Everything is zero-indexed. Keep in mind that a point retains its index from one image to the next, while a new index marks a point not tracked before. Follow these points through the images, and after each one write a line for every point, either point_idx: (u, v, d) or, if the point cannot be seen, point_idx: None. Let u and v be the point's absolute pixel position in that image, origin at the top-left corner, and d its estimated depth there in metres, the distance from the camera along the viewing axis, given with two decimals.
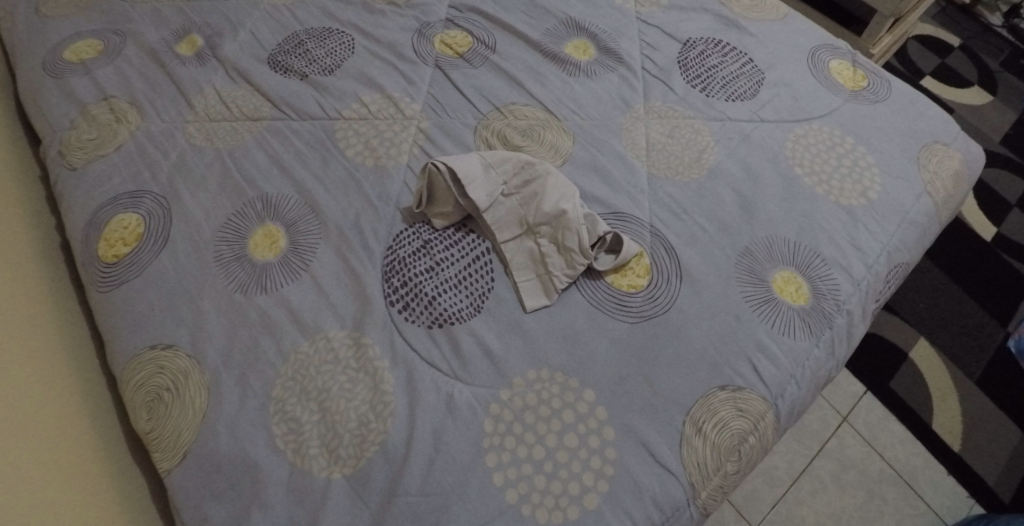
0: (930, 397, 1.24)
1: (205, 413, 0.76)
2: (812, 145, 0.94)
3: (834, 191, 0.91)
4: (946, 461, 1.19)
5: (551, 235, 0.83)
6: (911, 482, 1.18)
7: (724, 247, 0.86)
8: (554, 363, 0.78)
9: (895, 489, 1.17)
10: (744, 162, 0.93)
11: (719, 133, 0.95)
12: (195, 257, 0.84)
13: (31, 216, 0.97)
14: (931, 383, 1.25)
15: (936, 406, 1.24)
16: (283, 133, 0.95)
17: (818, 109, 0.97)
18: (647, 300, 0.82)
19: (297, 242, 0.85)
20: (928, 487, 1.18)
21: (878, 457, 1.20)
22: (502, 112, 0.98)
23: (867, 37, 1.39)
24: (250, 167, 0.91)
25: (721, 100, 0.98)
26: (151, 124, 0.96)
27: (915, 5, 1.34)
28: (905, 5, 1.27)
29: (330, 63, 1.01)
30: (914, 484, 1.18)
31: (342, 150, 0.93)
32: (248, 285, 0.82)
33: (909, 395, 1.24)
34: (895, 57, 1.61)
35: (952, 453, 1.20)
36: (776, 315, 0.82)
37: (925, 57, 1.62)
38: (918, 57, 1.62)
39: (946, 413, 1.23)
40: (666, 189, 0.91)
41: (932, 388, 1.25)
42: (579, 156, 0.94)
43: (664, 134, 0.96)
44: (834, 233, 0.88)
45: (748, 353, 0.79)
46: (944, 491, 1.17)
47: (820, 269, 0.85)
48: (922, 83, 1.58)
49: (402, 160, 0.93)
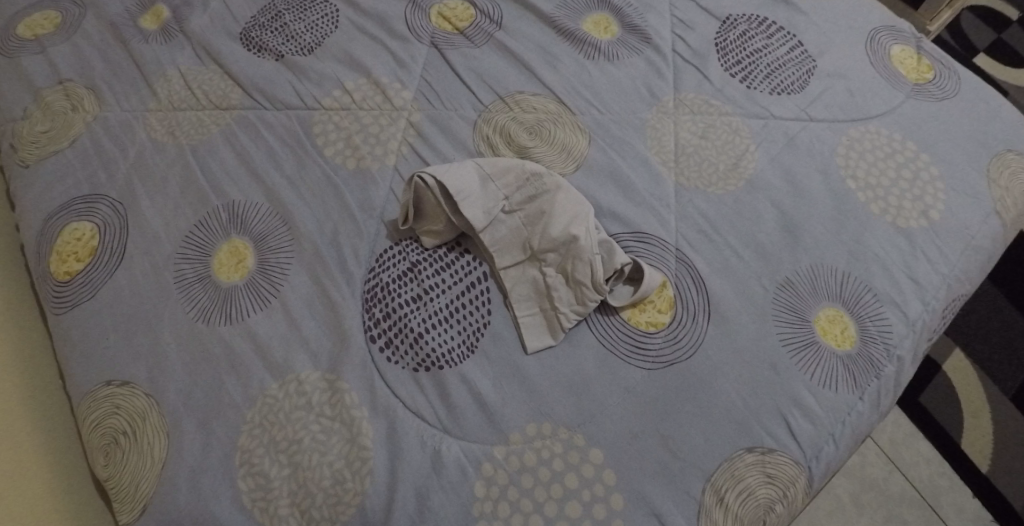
0: (959, 412, 1.13)
1: (164, 463, 0.67)
2: (869, 151, 0.80)
3: (891, 210, 0.77)
4: (972, 483, 1.08)
5: (558, 265, 0.72)
6: (935, 505, 1.07)
7: (761, 278, 0.75)
8: (558, 417, 0.68)
9: (917, 513, 1.06)
10: (788, 170, 0.80)
11: (760, 134, 0.82)
12: (152, 276, 0.74)
13: None
14: (964, 399, 1.13)
15: (966, 423, 1.12)
16: (255, 125, 0.82)
17: (877, 106, 0.83)
18: (668, 342, 0.72)
19: (267, 262, 0.74)
20: (954, 511, 1.06)
21: (901, 476, 1.09)
22: (507, 102, 0.85)
23: (924, 12, 1.22)
24: (217, 168, 0.79)
25: (764, 93, 0.84)
26: (109, 113, 0.84)
27: None
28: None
29: (311, 40, 0.88)
30: (939, 510, 1.07)
31: (321, 148, 0.81)
32: (210, 313, 0.72)
33: (939, 411, 1.13)
34: (947, 30, 1.43)
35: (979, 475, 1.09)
36: (818, 363, 0.72)
37: (980, 30, 1.43)
38: (972, 30, 1.43)
39: (976, 432, 1.11)
40: (696, 203, 0.79)
41: (964, 404, 1.13)
42: (595, 160, 0.82)
43: (696, 134, 0.83)
44: (887, 261, 0.76)
45: (781, 410, 0.70)
46: (969, 516, 1.06)
47: (870, 307, 0.74)
48: (975, 60, 1.40)
49: (389, 162, 0.80)
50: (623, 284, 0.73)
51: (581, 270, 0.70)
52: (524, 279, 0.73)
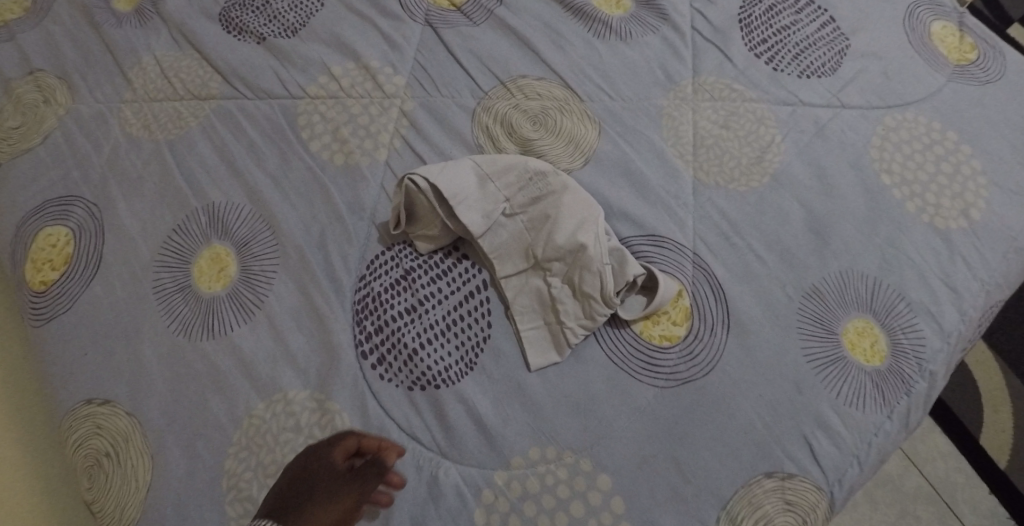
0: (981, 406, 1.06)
1: (149, 487, 0.63)
2: (906, 143, 0.73)
3: (929, 209, 0.71)
4: (990, 480, 1.02)
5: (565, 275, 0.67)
6: (951, 503, 1.01)
7: (786, 286, 0.69)
8: (563, 440, 0.64)
9: (932, 510, 1.01)
10: (817, 164, 0.73)
11: (787, 123, 0.75)
12: (132, 286, 0.69)
13: None
14: (985, 393, 1.06)
15: (986, 418, 1.05)
16: (236, 117, 0.76)
17: (916, 91, 0.75)
18: (683, 357, 0.67)
19: (250, 270, 0.69)
20: (969, 508, 1.01)
21: (917, 472, 1.03)
22: (509, 88, 0.78)
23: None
24: (196, 165, 0.73)
25: (791, 76, 0.76)
26: (82, 106, 0.78)
27: None
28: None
29: (295, 21, 0.81)
30: (954, 506, 1.01)
31: (307, 143, 0.75)
32: (192, 326, 0.67)
33: (959, 405, 1.06)
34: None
35: (997, 472, 1.02)
36: (844, 380, 0.67)
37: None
38: None
39: (995, 427, 1.05)
40: (715, 201, 0.72)
41: (985, 398, 1.06)
42: (606, 153, 0.75)
43: (717, 122, 0.76)
44: (923, 267, 0.70)
45: (804, 432, 0.65)
46: (985, 513, 1.01)
47: (902, 318, 0.69)
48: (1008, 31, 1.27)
49: (380, 157, 0.74)
50: (636, 295, 0.68)
51: (588, 282, 0.65)
52: (526, 290, 0.68)
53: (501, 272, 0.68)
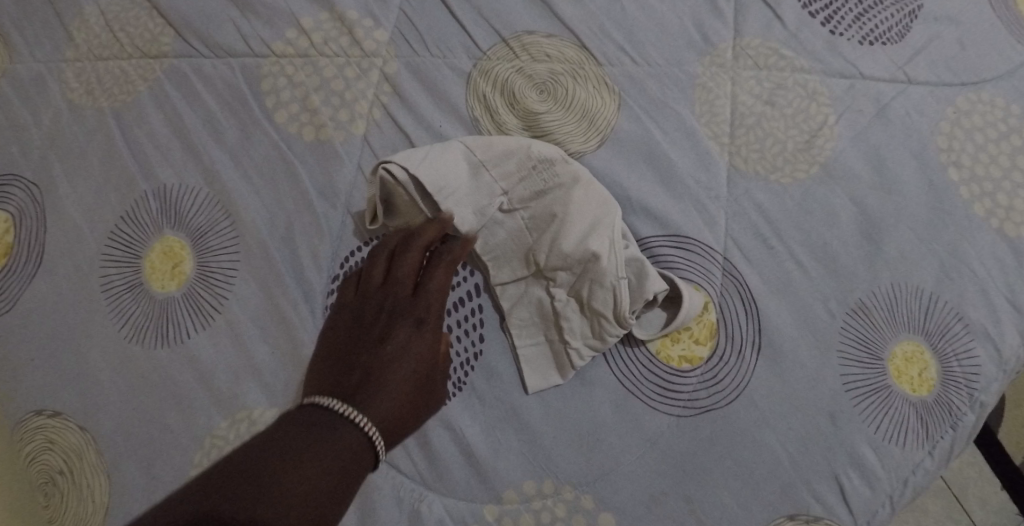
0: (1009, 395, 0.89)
1: (107, 509, 0.56)
2: (979, 130, 0.62)
3: (999, 211, 0.60)
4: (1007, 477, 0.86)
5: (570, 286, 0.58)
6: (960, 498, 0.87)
7: (828, 301, 0.60)
8: (562, 472, 0.57)
9: (940, 505, 0.87)
10: (875, 153, 0.62)
11: (842, 101, 0.63)
12: (77, 283, 0.60)
13: None
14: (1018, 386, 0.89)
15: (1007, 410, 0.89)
16: (190, 79, 0.64)
17: (996, 67, 0.63)
18: (705, 382, 0.58)
19: (207, 266, 0.59)
20: (980, 504, 0.86)
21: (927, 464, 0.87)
22: (513, 46, 0.65)
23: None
24: (146, 140, 0.63)
25: (852, 42, 0.64)
26: (19, 66, 0.67)
27: None
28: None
29: None
30: (963, 500, 0.87)
31: (272, 113, 0.63)
32: (144, 331, 0.59)
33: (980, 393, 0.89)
34: None
35: None
36: (886, 412, 0.58)
37: None
38: None
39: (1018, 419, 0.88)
40: (753, 194, 0.62)
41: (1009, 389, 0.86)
42: (624, 131, 0.64)
43: (758, 96, 0.63)
44: (987, 282, 0.60)
45: (834, 470, 0.58)
46: (997, 508, 0.86)
47: (957, 341, 0.59)
48: None
49: (357, 131, 0.63)
50: (655, 310, 0.60)
51: (597, 297, 0.57)
52: (526, 299, 0.59)
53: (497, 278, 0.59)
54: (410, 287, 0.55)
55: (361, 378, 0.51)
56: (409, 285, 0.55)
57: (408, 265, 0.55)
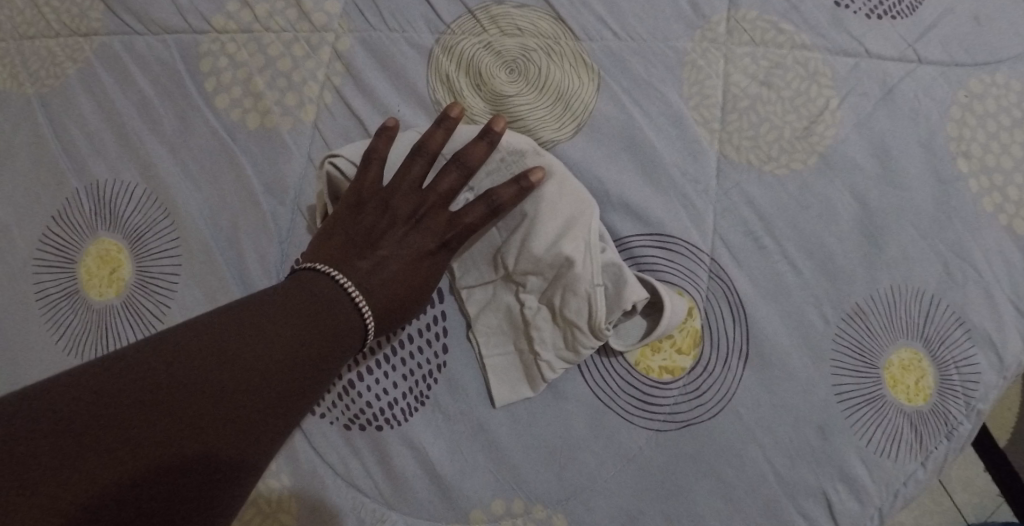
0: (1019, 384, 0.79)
1: None
2: (992, 116, 0.56)
3: (1010, 207, 0.55)
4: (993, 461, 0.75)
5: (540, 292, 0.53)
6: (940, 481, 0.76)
7: (822, 305, 0.55)
8: (531, 491, 0.53)
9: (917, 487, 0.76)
10: (879, 140, 0.56)
11: (845, 82, 0.57)
12: (11, 290, 0.56)
13: None
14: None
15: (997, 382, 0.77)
16: (124, 60, 0.58)
17: (1014, 45, 0.57)
18: (686, 394, 0.54)
19: (147, 271, 0.55)
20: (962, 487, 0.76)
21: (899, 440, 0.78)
22: (481, 19, 0.58)
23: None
24: (78, 130, 0.57)
25: (858, 16, 0.57)
26: None
27: None
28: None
29: None
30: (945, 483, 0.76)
31: (213, 98, 0.57)
32: (82, 343, 0.54)
33: None
34: None
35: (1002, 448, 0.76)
36: (879, 425, 0.54)
37: None
38: None
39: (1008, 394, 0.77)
40: (743, 187, 0.56)
41: None
42: (604, 116, 0.58)
43: (752, 76, 0.57)
44: (993, 284, 0.55)
45: (822, 486, 0.54)
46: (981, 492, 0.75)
47: (959, 347, 0.55)
48: None
49: (308, 118, 0.57)
50: (636, 317, 0.55)
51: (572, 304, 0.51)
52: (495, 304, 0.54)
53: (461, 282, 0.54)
54: (444, 190, 0.51)
55: (373, 269, 0.49)
56: (446, 191, 0.51)
57: (452, 176, 0.51)
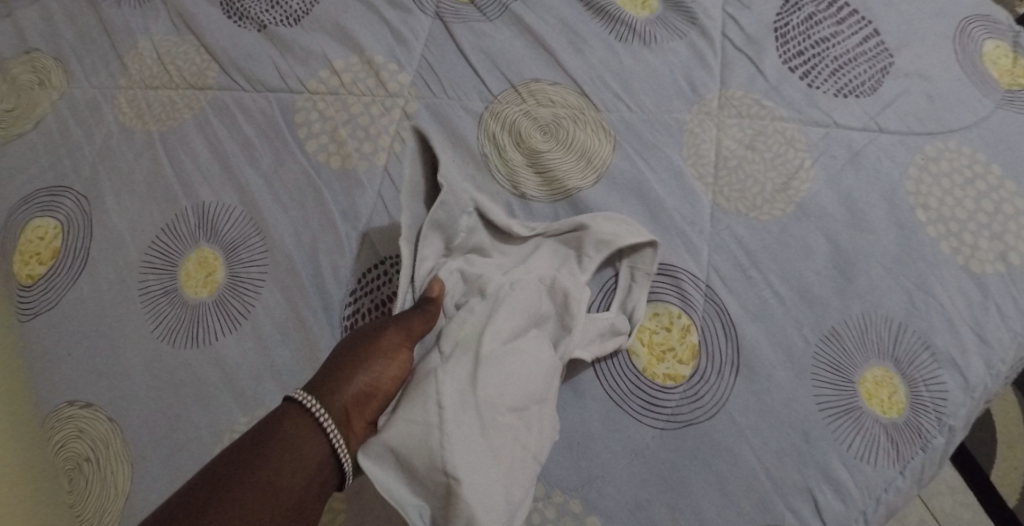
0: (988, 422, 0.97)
1: (127, 495, 0.59)
2: (946, 175, 0.68)
3: (965, 250, 0.66)
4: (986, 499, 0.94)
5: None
6: None
7: (803, 328, 0.65)
8: (553, 478, 0.61)
9: None
10: (847, 196, 0.68)
11: (818, 146, 0.70)
12: (117, 287, 0.65)
13: None
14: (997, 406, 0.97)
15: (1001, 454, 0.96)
16: (233, 110, 0.71)
17: (960, 118, 0.69)
18: (688, 399, 0.63)
19: (238, 275, 0.65)
20: None
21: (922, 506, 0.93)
22: (521, 92, 0.73)
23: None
24: (189, 161, 0.69)
25: (827, 94, 0.71)
26: (77, 89, 0.72)
27: None
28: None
29: (298, 7, 0.75)
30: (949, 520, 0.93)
31: (302, 142, 0.70)
32: (176, 333, 0.63)
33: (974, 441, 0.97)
34: None
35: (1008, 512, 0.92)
36: (857, 432, 0.62)
37: None
38: None
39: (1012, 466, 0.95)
40: (733, 229, 0.68)
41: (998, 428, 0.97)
42: (619, 170, 0.71)
43: (742, 142, 0.71)
44: (951, 312, 0.65)
45: (807, 484, 0.61)
46: None
47: (925, 368, 0.64)
48: None
49: (379, 162, 0.70)
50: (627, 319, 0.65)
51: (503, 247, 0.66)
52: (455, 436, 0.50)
53: (445, 418, 0.51)
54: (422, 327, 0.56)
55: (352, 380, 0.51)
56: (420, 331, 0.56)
57: (417, 321, 0.56)
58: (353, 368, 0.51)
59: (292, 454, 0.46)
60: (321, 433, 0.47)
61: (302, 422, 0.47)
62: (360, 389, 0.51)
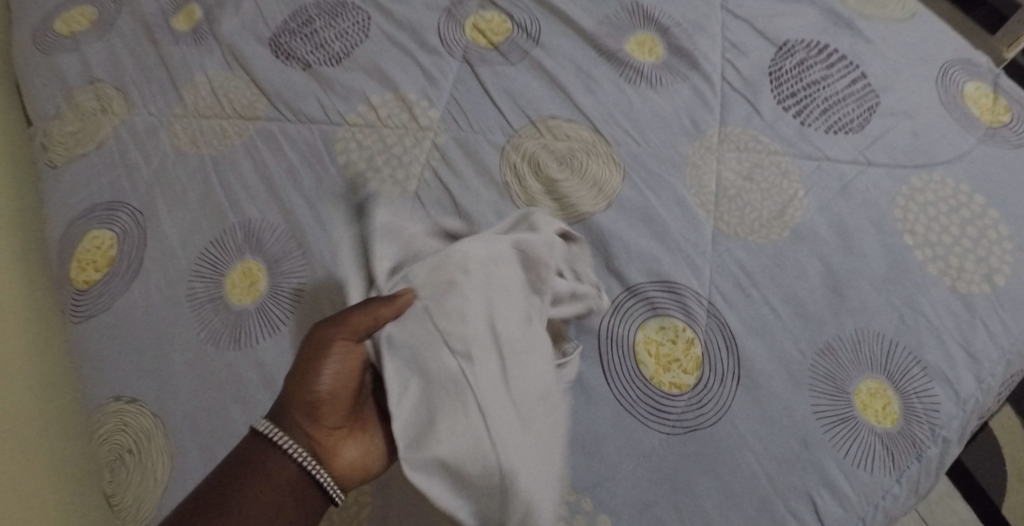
0: (999, 455, 1.03)
1: (165, 485, 0.64)
2: (932, 204, 0.73)
3: (952, 271, 0.71)
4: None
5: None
6: None
7: (798, 342, 0.69)
8: (565, 478, 0.65)
9: None
10: (838, 222, 0.74)
11: (811, 178, 0.76)
12: (166, 295, 0.72)
13: None
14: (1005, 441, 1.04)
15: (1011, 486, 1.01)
16: (277, 138, 0.79)
17: (944, 153, 0.76)
18: (692, 406, 0.67)
19: (279, 285, 0.70)
20: None
21: None
22: (539, 127, 0.80)
23: (1002, 37, 1.14)
24: (236, 182, 0.76)
25: (819, 131, 0.78)
26: (136, 117, 0.82)
27: None
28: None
29: (339, 49, 0.84)
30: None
31: (338, 167, 0.77)
32: (221, 336, 0.69)
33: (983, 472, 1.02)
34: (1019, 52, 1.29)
35: None
36: (854, 440, 0.66)
37: None
38: None
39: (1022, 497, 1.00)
40: (734, 251, 0.74)
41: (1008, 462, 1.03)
42: (627, 198, 0.77)
43: (741, 174, 0.77)
44: (941, 329, 0.69)
45: (807, 489, 0.64)
46: None
47: (917, 381, 0.68)
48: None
49: (411, 188, 0.76)
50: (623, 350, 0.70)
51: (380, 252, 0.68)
52: (480, 449, 0.58)
53: (495, 437, 0.58)
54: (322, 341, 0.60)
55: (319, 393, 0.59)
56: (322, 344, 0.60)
57: (359, 318, 0.60)
58: (316, 379, 0.59)
59: (282, 472, 0.57)
60: (287, 456, 0.57)
61: (273, 451, 0.57)
62: (333, 394, 0.60)
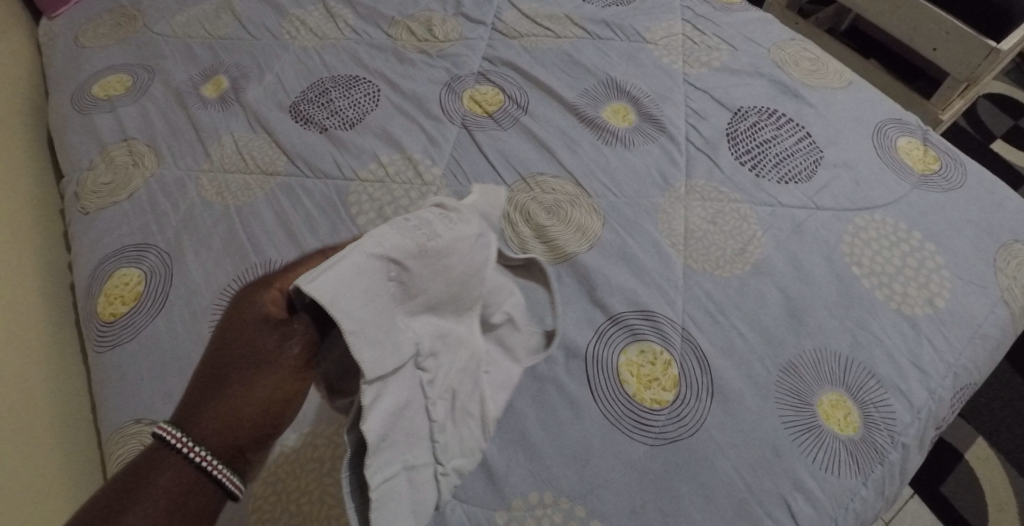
0: (976, 486, 1.12)
1: None
2: (874, 239, 0.83)
3: (896, 297, 0.80)
4: None
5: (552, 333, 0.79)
6: None
7: (765, 362, 0.77)
8: (560, 486, 0.71)
9: None
10: (794, 256, 0.83)
11: (767, 221, 0.86)
12: (189, 325, 0.78)
13: (46, 250, 0.94)
14: (983, 474, 1.13)
15: (992, 516, 1.09)
16: (295, 191, 0.88)
17: (882, 197, 0.86)
18: (672, 419, 0.74)
19: None
20: None
21: None
22: (529, 182, 0.90)
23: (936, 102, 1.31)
24: (257, 227, 0.85)
25: (772, 182, 0.89)
26: (166, 171, 0.91)
27: (993, 73, 1.24)
28: (981, 70, 1.21)
29: (352, 116, 0.95)
30: None
31: (350, 215, 0.86)
32: None
33: (963, 503, 1.11)
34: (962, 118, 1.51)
35: None
36: (820, 447, 0.72)
37: (995, 118, 1.51)
38: (987, 118, 1.51)
39: None
40: (703, 284, 0.82)
41: (988, 494, 1.11)
42: (607, 239, 0.86)
43: (706, 218, 0.87)
44: (891, 347, 0.77)
45: (781, 492, 0.70)
46: None
47: (874, 393, 0.75)
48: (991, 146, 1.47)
49: None
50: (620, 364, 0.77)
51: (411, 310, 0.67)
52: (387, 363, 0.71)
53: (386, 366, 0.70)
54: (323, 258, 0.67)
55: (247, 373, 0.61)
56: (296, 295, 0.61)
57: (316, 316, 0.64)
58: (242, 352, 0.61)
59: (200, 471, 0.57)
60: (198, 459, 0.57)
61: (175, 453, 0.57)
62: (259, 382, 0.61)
